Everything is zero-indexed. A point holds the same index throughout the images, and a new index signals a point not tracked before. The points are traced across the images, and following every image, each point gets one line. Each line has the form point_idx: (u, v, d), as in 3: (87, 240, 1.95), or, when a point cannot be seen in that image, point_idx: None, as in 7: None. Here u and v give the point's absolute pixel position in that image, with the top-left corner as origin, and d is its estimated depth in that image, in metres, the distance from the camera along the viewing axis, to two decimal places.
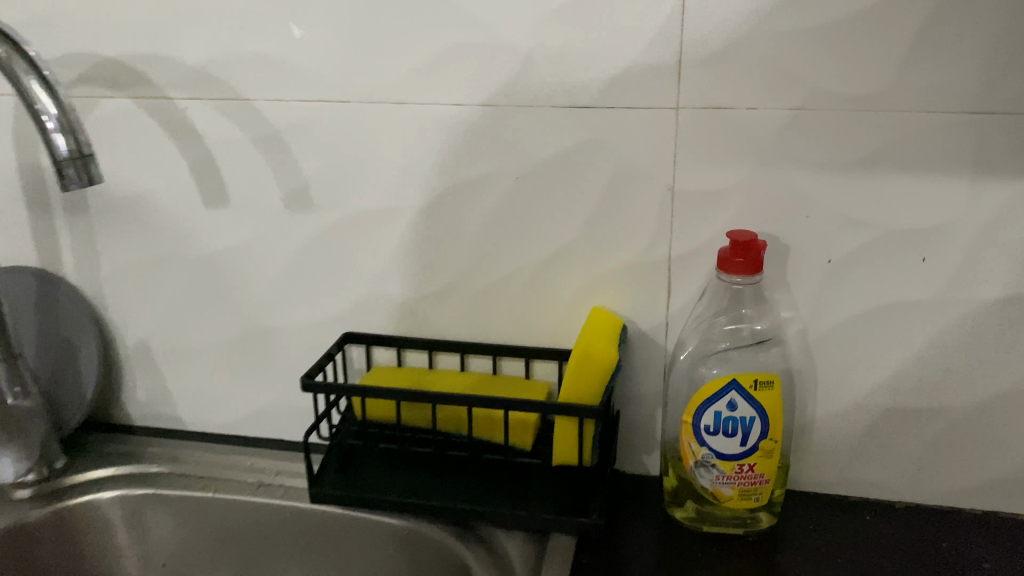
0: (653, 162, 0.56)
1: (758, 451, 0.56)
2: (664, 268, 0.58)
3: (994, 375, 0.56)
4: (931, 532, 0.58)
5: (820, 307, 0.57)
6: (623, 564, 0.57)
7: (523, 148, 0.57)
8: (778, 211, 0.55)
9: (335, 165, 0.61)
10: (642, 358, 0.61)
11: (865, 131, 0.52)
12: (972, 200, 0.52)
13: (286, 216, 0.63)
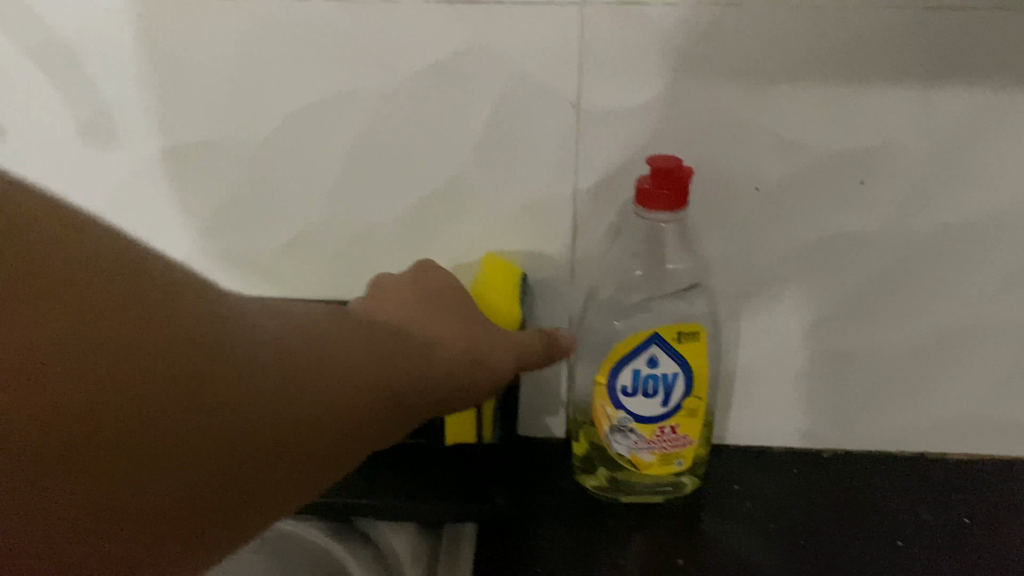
0: (554, 74, 0.45)
1: (682, 410, 0.49)
2: (569, 204, 0.49)
3: (934, 310, 0.50)
4: (862, 482, 0.54)
5: (748, 244, 0.49)
6: (531, 550, 0.49)
7: (391, 58, 0.45)
8: (703, 132, 0.46)
9: (147, 85, 0.47)
10: (545, 311, 0.52)
11: (806, 33, 0.43)
12: (921, 115, 0.45)
13: (91, 153, 0.50)
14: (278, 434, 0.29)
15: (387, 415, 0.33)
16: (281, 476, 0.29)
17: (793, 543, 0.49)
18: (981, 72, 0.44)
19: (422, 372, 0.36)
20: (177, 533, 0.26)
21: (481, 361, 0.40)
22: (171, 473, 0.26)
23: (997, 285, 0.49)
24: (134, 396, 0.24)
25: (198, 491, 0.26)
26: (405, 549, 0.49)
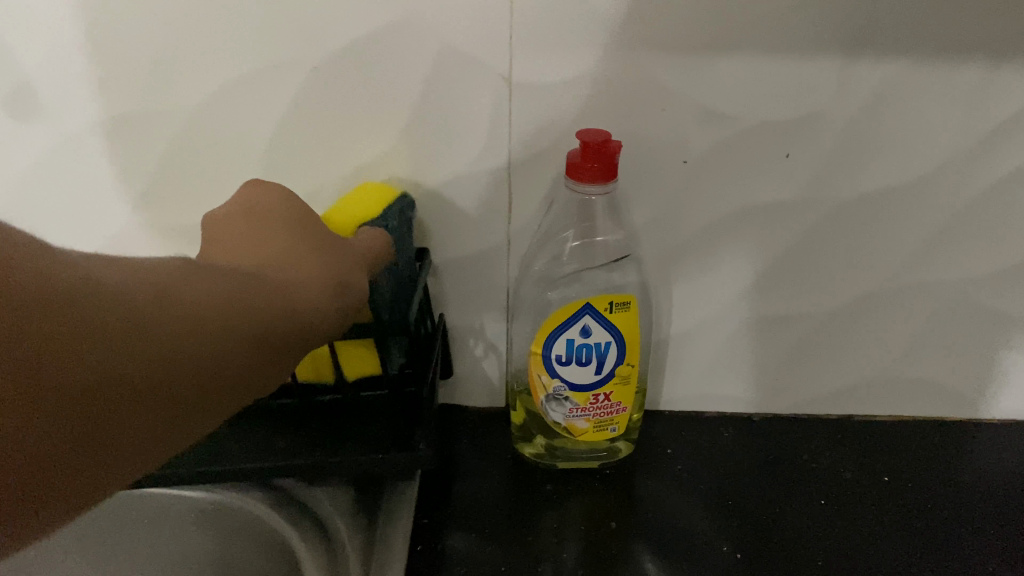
0: (482, 46, 0.45)
1: (615, 378, 0.50)
2: (501, 177, 0.49)
3: (855, 277, 0.52)
4: (787, 442, 0.56)
5: (677, 215, 0.50)
6: (471, 516, 0.50)
7: (318, 30, 0.45)
8: (631, 106, 0.47)
9: (66, 57, 0.46)
10: (481, 283, 0.53)
11: (730, 7, 0.44)
12: (841, 87, 0.46)
13: (11, 127, 0.49)
14: (189, 316, 0.27)
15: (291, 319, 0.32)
16: (196, 377, 0.27)
17: (724, 502, 0.51)
18: (896, 47, 0.45)
19: (305, 279, 0.35)
20: (100, 436, 0.24)
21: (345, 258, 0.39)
22: (95, 344, 0.23)
23: (914, 252, 0.51)
24: (46, 265, 0.23)
25: (120, 380, 0.24)
26: (345, 523, 0.49)
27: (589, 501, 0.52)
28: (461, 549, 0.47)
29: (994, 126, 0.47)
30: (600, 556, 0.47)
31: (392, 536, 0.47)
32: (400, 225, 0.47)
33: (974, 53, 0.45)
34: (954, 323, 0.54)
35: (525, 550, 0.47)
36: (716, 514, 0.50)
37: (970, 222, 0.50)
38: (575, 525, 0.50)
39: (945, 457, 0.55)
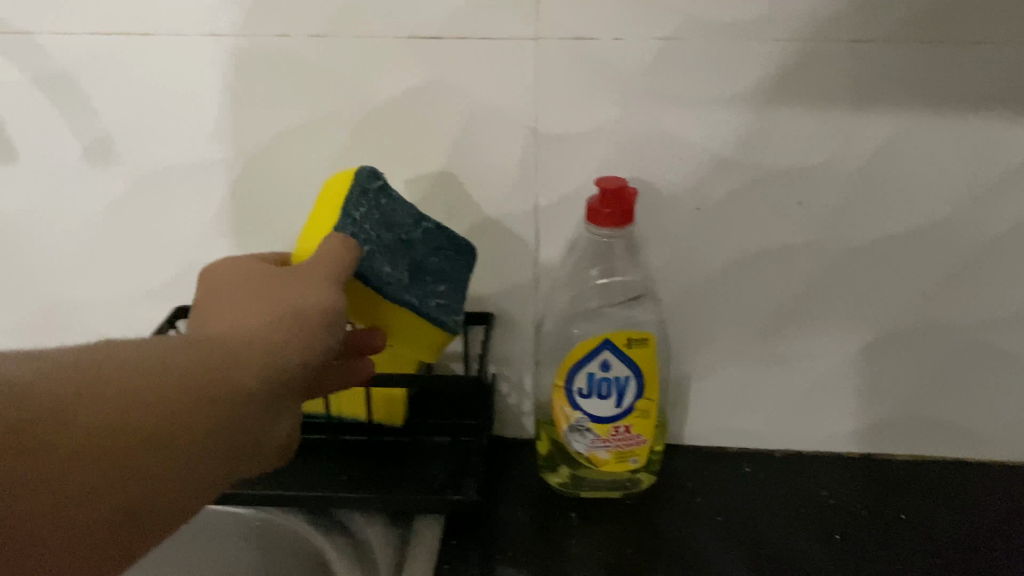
0: (510, 101, 0.50)
1: (634, 412, 0.52)
2: (529, 220, 0.53)
3: (869, 319, 0.54)
4: (807, 478, 0.58)
5: (694, 256, 0.53)
6: (497, 540, 0.53)
7: (362, 87, 0.50)
8: (649, 155, 0.50)
9: (142, 111, 0.52)
10: (511, 317, 0.57)
11: (741, 64, 0.47)
12: (848, 137, 0.49)
13: (90, 173, 0.54)
14: (67, 403, 0.29)
15: (211, 381, 0.33)
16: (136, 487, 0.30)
17: (739, 534, 0.53)
18: (900, 99, 0.47)
19: (243, 334, 0.35)
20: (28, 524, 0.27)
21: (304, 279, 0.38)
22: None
23: (928, 296, 0.53)
24: None
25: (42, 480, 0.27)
26: (378, 540, 0.52)
27: (610, 530, 0.54)
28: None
29: (1005, 174, 0.49)
30: None
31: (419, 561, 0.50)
32: (365, 210, 0.43)
33: (978, 104, 0.47)
34: (972, 365, 0.55)
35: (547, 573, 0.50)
36: (729, 546, 0.52)
37: (983, 266, 0.52)
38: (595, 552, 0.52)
39: (965, 496, 0.56)
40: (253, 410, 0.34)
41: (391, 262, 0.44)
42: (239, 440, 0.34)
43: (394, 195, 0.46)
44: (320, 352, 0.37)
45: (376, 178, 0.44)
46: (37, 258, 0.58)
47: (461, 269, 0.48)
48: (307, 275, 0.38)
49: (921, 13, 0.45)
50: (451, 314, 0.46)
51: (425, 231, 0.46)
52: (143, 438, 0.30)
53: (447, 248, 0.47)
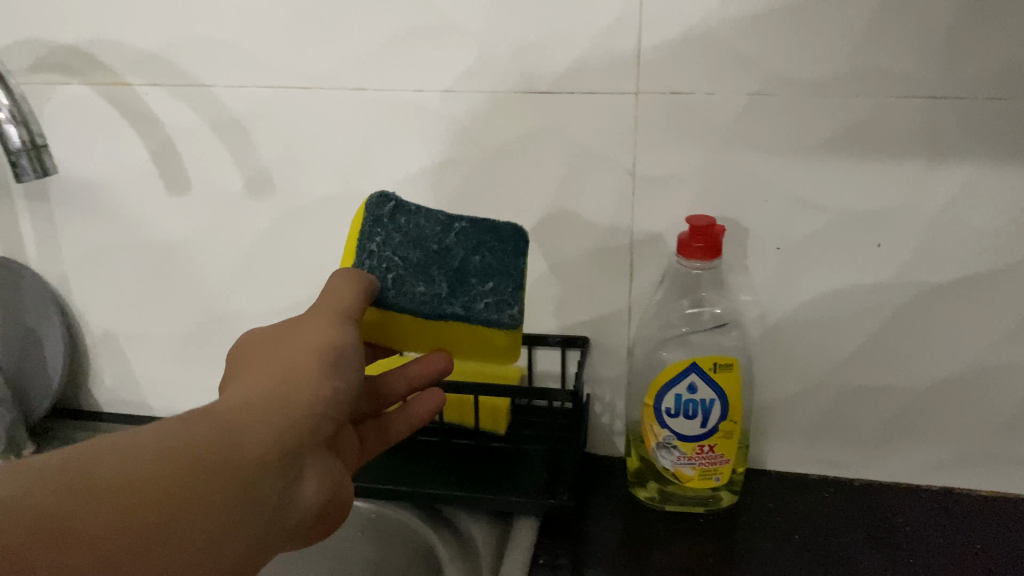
0: (611, 147, 0.56)
1: (718, 432, 0.56)
2: (626, 254, 0.59)
3: (946, 356, 0.57)
4: (884, 505, 0.61)
5: (778, 291, 0.58)
6: (588, 544, 0.58)
7: (482, 134, 0.58)
8: (736, 197, 0.56)
9: (294, 152, 0.61)
10: (605, 342, 0.63)
11: (823, 116, 0.52)
12: (924, 185, 0.53)
13: (248, 203, 0.64)
14: (97, 478, 0.30)
15: (234, 442, 0.34)
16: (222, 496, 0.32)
17: (816, 552, 0.56)
18: (974, 150, 0.51)
19: (255, 399, 0.37)
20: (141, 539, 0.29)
21: (304, 340, 0.41)
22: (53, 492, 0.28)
23: (1005, 336, 0.56)
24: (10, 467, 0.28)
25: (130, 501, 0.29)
26: (481, 536, 0.58)
27: (693, 539, 0.58)
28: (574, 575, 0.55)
29: None
30: None
31: (515, 556, 0.55)
32: (378, 241, 0.46)
33: None
34: None
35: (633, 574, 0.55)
36: (806, 562, 0.55)
37: None
38: (678, 558, 0.56)
39: None
40: (277, 468, 0.35)
41: (423, 280, 0.46)
42: (269, 499, 0.35)
43: (415, 210, 0.48)
44: (331, 407, 0.39)
45: (387, 203, 0.47)
46: (198, 275, 0.68)
47: (511, 257, 0.48)
48: (310, 334, 0.41)
49: (994, 73, 0.49)
50: (505, 308, 0.46)
51: (458, 232, 0.47)
52: (189, 497, 0.31)
53: (491, 240, 0.48)
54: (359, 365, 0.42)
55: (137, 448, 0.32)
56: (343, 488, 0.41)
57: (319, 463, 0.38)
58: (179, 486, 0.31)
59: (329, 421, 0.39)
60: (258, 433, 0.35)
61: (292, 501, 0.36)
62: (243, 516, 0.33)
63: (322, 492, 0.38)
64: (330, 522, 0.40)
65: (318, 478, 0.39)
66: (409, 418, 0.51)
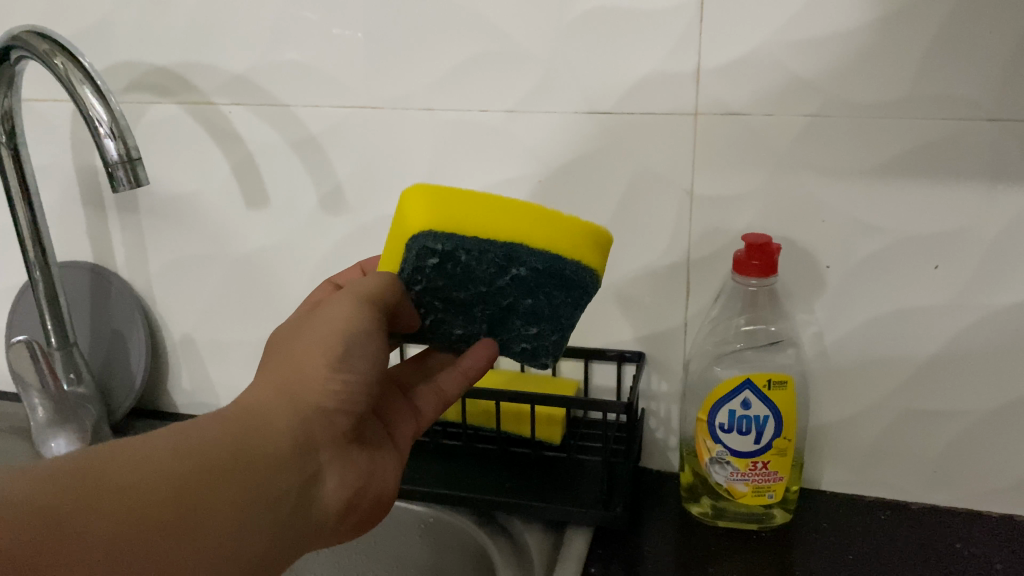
0: (671, 167, 0.58)
1: (772, 448, 0.57)
2: (684, 271, 0.61)
3: (1008, 381, 0.57)
4: (940, 530, 0.60)
5: (834, 311, 0.59)
6: (639, 556, 0.59)
7: (545, 153, 0.60)
8: (794, 217, 0.57)
9: (366, 169, 0.64)
10: (662, 358, 0.64)
11: (882, 138, 0.53)
12: (986, 207, 0.53)
13: (321, 217, 0.67)
14: (110, 482, 0.34)
15: (241, 448, 0.39)
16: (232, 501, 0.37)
17: (869, 572, 0.56)
18: None
19: (266, 404, 0.41)
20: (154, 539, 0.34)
21: (317, 336, 0.43)
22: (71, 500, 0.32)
23: None
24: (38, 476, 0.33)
25: (143, 506, 0.34)
26: (534, 543, 0.60)
27: (746, 555, 0.58)
28: None
29: None
30: None
31: (567, 563, 0.56)
32: (426, 281, 0.43)
33: None
34: None
35: None
36: None
37: None
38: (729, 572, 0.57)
39: None
40: (286, 469, 0.40)
41: (464, 320, 0.47)
42: (279, 499, 0.39)
43: (467, 261, 0.42)
44: (343, 404, 0.43)
45: (430, 258, 0.42)
46: (272, 284, 0.71)
47: (567, 307, 0.45)
48: (324, 330, 0.43)
49: None
50: (541, 354, 0.49)
51: (512, 286, 0.43)
52: (197, 501, 0.36)
53: (546, 288, 0.43)
54: (376, 358, 0.44)
55: (148, 454, 0.36)
56: (369, 483, 0.46)
57: (336, 463, 0.43)
58: (185, 489, 0.36)
59: (341, 419, 0.43)
60: (264, 438, 0.40)
61: (306, 499, 0.41)
62: (253, 515, 0.38)
63: (342, 491, 0.43)
64: (359, 514, 0.45)
65: (336, 475, 0.43)
66: (463, 370, 0.51)
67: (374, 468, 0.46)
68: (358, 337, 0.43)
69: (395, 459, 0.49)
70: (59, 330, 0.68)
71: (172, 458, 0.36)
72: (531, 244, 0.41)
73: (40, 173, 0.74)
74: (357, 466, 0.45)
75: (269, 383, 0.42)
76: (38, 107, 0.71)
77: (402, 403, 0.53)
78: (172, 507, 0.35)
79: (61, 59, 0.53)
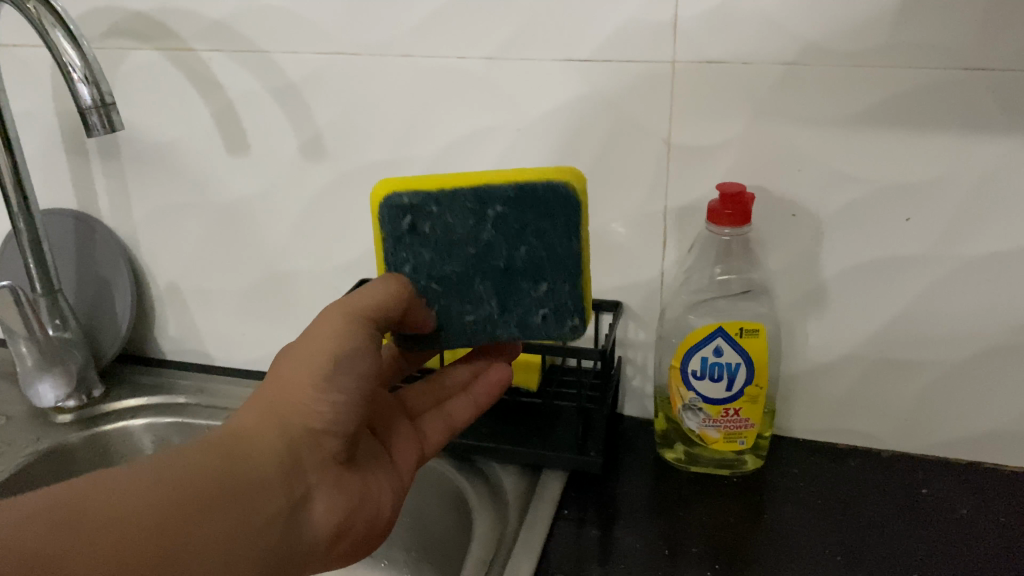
0: (648, 116, 0.58)
1: (743, 395, 0.58)
2: (661, 221, 0.61)
3: (978, 331, 0.58)
4: (909, 475, 0.62)
5: (808, 263, 0.59)
6: (614, 500, 0.60)
7: (523, 102, 0.60)
8: (771, 166, 0.57)
9: (345, 118, 0.64)
10: (639, 306, 0.65)
11: (860, 87, 0.53)
12: (960, 157, 0.53)
13: (302, 164, 0.67)
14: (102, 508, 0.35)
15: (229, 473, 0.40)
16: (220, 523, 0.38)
17: (837, 516, 0.58)
18: (1013, 123, 0.51)
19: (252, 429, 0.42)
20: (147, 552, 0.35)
21: (305, 357, 0.43)
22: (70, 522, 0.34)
23: None
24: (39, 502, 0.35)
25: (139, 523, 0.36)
26: (510, 485, 0.61)
27: (718, 498, 0.60)
28: (599, 526, 0.57)
29: None
30: (720, 542, 0.55)
31: (542, 504, 0.58)
32: (411, 251, 0.46)
33: None
34: None
35: (655, 528, 0.57)
36: (828, 525, 0.57)
37: None
38: (701, 514, 0.58)
39: None
40: (276, 490, 0.41)
41: (472, 302, 0.47)
42: (268, 521, 0.40)
43: (438, 213, 0.45)
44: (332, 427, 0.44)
45: (401, 216, 0.45)
46: (255, 232, 0.72)
47: (560, 239, 0.45)
48: (310, 350, 0.43)
49: None
50: (565, 318, 0.47)
51: (491, 226, 0.44)
52: (190, 520, 0.37)
53: (530, 226, 0.44)
54: (365, 377, 0.44)
55: (137, 483, 0.37)
56: (362, 503, 0.47)
57: (325, 486, 0.44)
58: (175, 515, 0.37)
59: (331, 442, 0.44)
60: (254, 462, 0.41)
61: (296, 521, 0.42)
62: (243, 538, 0.39)
63: (332, 513, 0.44)
64: (352, 537, 0.46)
65: (327, 501, 0.44)
66: (475, 399, 0.55)
67: (367, 491, 0.47)
68: (349, 354, 0.43)
69: (392, 479, 0.50)
70: (45, 277, 0.69)
71: (161, 484, 0.37)
72: (496, 180, 0.44)
73: (22, 120, 0.74)
74: (346, 489, 0.46)
75: (257, 409, 0.43)
76: (17, 53, 0.71)
77: (405, 425, 0.53)
78: (163, 533, 0.36)
79: (33, 4, 0.53)
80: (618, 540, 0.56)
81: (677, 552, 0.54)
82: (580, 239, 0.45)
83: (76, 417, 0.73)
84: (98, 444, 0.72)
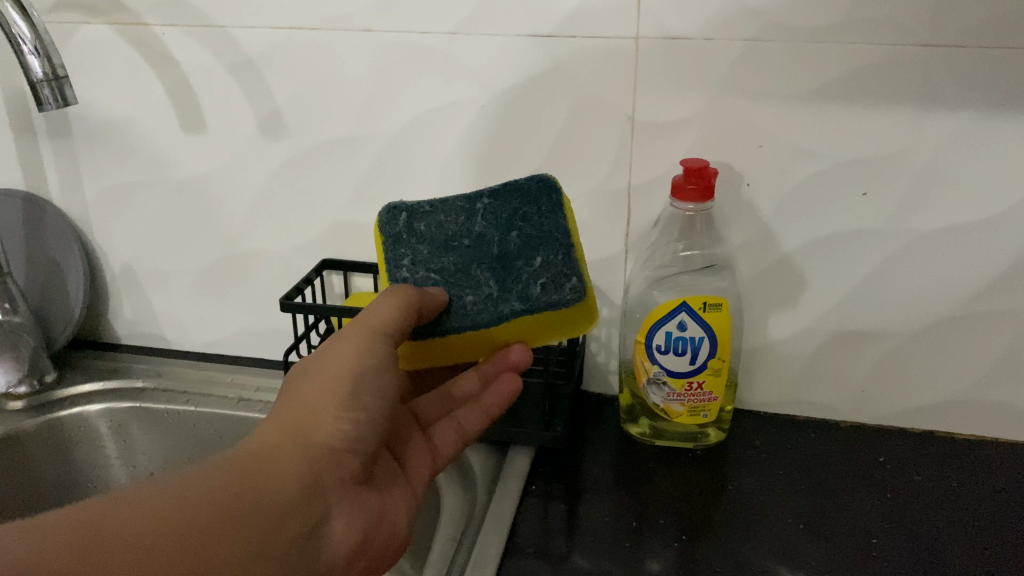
0: (612, 91, 0.58)
1: (706, 368, 0.58)
2: (624, 197, 0.61)
3: (930, 302, 0.59)
4: (866, 444, 0.63)
5: (768, 238, 0.60)
6: (580, 473, 0.61)
7: (487, 78, 0.60)
8: (732, 142, 0.58)
9: (304, 94, 0.63)
10: (603, 282, 0.65)
11: (819, 63, 0.54)
12: (913, 132, 0.54)
13: (260, 142, 0.66)
14: (120, 527, 0.34)
15: (250, 493, 0.38)
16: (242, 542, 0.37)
17: (797, 484, 0.59)
18: (964, 98, 0.52)
19: (273, 449, 0.41)
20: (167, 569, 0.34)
21: (330, 381, 0.44)
22: (89, 540, 0.33)
23: (991, 282, 0.57)
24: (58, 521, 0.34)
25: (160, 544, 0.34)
26: (477, 462, 0.61)
27: (682, 470, 0.61)
28: (567, 499, 0.58)
29: None
30: (685, 512, 0.56)
31: (509, 479, 0.58)
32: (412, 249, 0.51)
33: None
34: None
35: (621, 500, 0.58)
36: (789, 494, 0.58)
37: None
38: (666, 486, 0.59)
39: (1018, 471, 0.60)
40: (298, 512, 0.40)
41: (469, 285, 0.49)
42: (289, 542, 0.39)
43: (430, 212, 0.51)
44: (350, 447, 0.43)
45: (403, 216, 0.52)
46: (211, 212, 0.70)
47: (547, 217, 0.50)
48: (334, 374, 0.44)
49: (986, 20, 0.50)
50: (563, 282, 0.48)
51: (481, 215, 0.51)
52: (212, 540, 0.36)
53: (521, 208, 0.51)
54: (386, 405, 0.45)
55: (157, 501, 0.36)
56: (379, 525, 0.45)
57: (345, 505, 0.43)
58: (196, 531, 0.36)
59: (351, 461, 0.43)
60: (276, 483, 0.40)
61: (316, 543, 0.40)
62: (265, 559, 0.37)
63: (352, 533, 0.43)
64: (368, 559, 0.44)
65: (347, 521, 0.43)
66: (486, 407, 0.54)
67: (383, 510, 0.46)
68: (365, 374, 0.44)
69: (405, 497, 0.49)
70: None
71: (180, 502, 0.36)
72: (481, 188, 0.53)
73: None
74: (364, 507, 0.44)
75: (281, 431, 0.42)
76: None
77: (419, 438, 0.53)
78: (185, 551, 0.35)
79: None
80: (586, 513, 0.56)
81: (643, 524, 0.55)
82: (566, 221, 0.51)
83: (30, 402, 0.71)
84: (53, 429, 0.70)
